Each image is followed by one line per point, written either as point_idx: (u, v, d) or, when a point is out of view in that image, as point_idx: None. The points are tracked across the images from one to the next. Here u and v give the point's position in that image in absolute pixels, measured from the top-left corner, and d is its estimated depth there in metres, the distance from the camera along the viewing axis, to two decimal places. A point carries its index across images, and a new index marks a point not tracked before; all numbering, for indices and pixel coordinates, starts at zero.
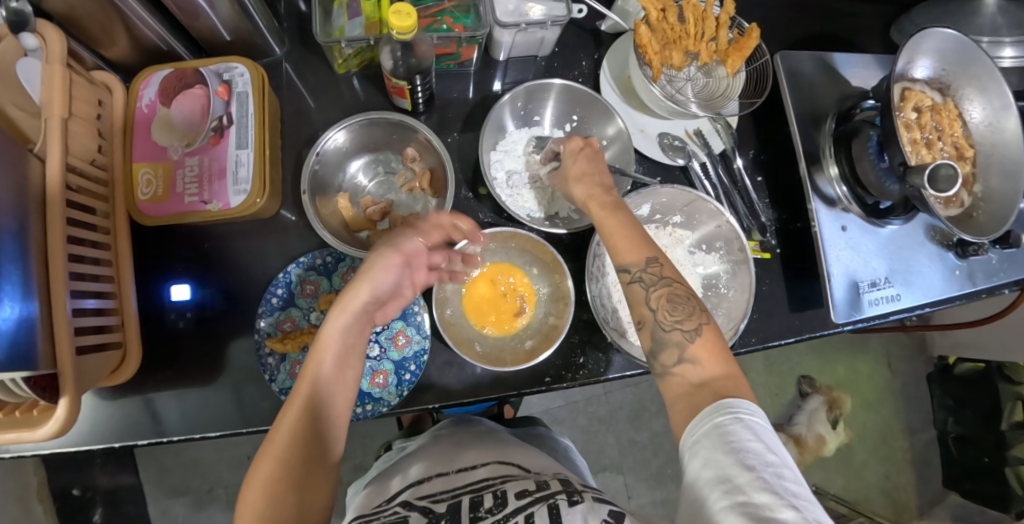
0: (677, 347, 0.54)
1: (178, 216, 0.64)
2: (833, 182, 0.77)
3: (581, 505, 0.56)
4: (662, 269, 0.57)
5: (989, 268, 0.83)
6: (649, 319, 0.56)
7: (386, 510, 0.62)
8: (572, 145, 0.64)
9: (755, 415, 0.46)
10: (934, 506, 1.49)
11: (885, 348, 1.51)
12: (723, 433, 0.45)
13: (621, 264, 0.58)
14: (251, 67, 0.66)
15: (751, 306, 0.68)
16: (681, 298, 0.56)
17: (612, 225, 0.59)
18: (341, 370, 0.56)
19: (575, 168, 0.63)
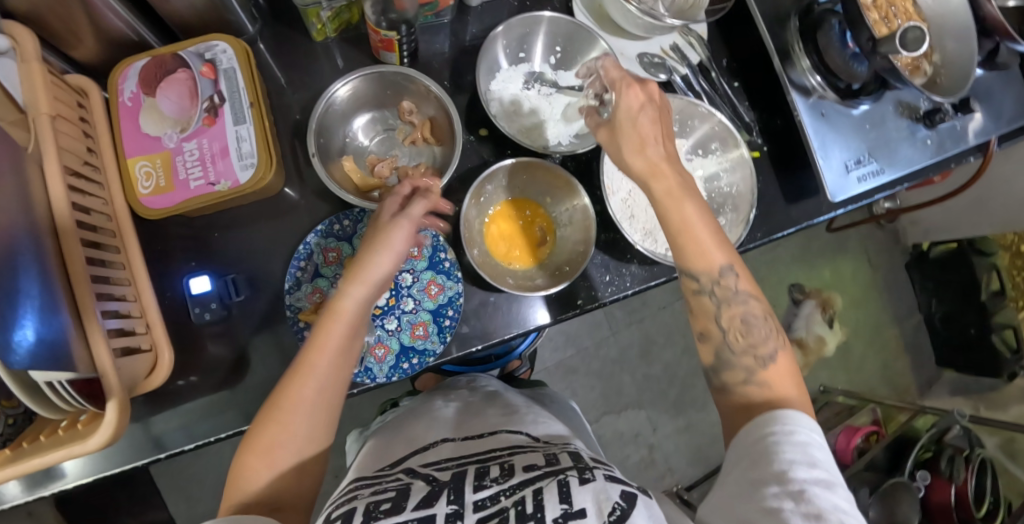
0: (746, 370, 0.56)
1: (185, 204, 0.63)
2: (807, 72, 0.80)
3: (592, 483, 0.51)
4: (738, 280, 0.57)
5: (955, 134, 0.91)
6: (718, 338, 0.58)
7: (389, 475, 0.61)
8: (631, 99, 0.56)
9: (813, 434, 0.48)
10: (931, 385, 1.60)
11: (863, 246, 1.61)
12: (772, 441, 0.47)
13: (690, 272, 0.57)
14: (232, 41, 0.64)
15: (755, 199, 0.74)
16: (757, 319, 0.57)
17: (681, 213, 0.56)
18: (344, 344, 0.54)
19: (643, 132, 0.56)
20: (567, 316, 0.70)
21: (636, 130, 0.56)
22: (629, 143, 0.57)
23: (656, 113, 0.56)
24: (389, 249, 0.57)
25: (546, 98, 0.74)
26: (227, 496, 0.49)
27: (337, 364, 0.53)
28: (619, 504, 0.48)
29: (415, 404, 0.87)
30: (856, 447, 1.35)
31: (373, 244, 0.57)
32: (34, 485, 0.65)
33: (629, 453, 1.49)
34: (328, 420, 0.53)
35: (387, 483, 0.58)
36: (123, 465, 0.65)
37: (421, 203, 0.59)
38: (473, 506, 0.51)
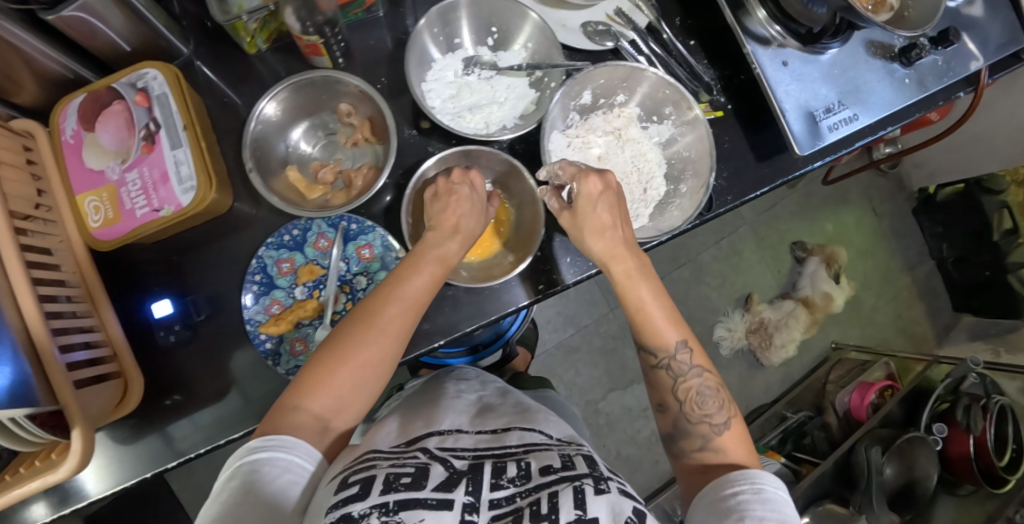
0: (703, 437, 0.62)
1: (135, 233, 0.64)
2: (765, 23, 0.77)
3: (608, 494, 0.50)
4: (692, 355, 0.64)
5: (937, 70, 0.86)
6: (676, 408, 0.64)
7: (406, 452, 0.57)
8: (590, 189, 0.63)
9: (777, 487, 0.55)
10: (948, 331, 1.55)
11: (865, 195, 1.55)
12: (739, 500, 0.53)
13: (650, 348, 0.64)
14: (161, 66, 0.64)
15: (714, 161, 0.70)
16: (710, 391, 0.63)
17: (636, 300, 0.64)
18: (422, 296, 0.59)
19: (596, 220, 0.63)
20: (528, 304, 0.71)
21: (596, 219, 0.63)
22: (590, 229, 0.63)
23: (610, 201, 0.63)
24: (479, 221, 0.64)
25: (487, 82, 0.72)
26: (319, 391, 0.54)
27: (413, 309, 0.58)
28: (632, 519, 0.48)
29: (426, 390, 0.84)
30: (870, 403, 1.32)
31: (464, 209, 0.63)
32: (60, 506, 0.67)
33: (640, 427, 1.49)
34: (392, 355, 0.57)
35: (404, 458, 0.54)
36: (142, 474, 0.68)
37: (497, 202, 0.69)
38: (489, 503, 0.50)
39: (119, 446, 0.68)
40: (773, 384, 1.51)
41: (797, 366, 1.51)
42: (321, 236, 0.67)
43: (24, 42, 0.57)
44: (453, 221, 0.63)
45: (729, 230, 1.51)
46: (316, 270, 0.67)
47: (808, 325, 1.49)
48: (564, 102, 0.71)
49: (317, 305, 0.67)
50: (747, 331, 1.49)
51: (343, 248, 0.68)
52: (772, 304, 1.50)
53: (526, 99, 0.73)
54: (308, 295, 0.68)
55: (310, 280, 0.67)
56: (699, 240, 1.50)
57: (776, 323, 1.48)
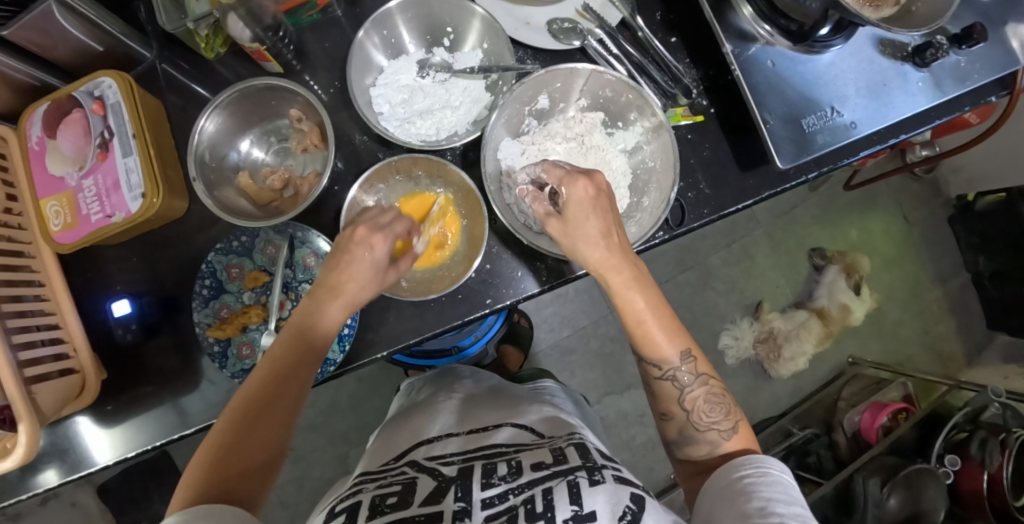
0: (710, 444, 0.59)
1: (91, 238, 0.66)
2: (750, 20, 0.70)
3: (603, 485, 0.51)
4: (695, 364, 0.60)
5: (958, 73, 0.76)
6: (682, 417, 0.60)
7: (394, 468, 0.59)
8: (581, 193, 0.56)
9: (784, 472, 0.52)
10: (982, 351, 1.43)
11: (896, 198, 1.44)
12: (748, 483, 0.51)
13: (655, 360, 0.60)
14: (115, 75, 0.64)
15: (677, 173, 0.65)
16: (717, 398, 0.60)
17: (636, 315, 0.59)
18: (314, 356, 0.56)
19: (592, 229, 0.56)
20: (477, 317, 0.68)
21: (589, 227, 0.56)
22: (582, 238, 0.56)
23: (599, 207, 0.57)
24: (370, 290, 0.57)
25: (441, 85, 0.70)
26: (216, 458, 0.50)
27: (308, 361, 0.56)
28: (630, 508, 0.48)
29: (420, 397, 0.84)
30: (880, 426, 1.22)
31: (359, 270, 0.55)
32: (71, 471, 0.72)
33: (635, 433, 1.40)
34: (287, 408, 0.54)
35: (390, 476, 0.57)
36: (148, 444, 0.71)
37: (409, 261, 0.60)
38: (481, 502, 0.50)
39: (95, 431, 0.72)
40: (782, 396, 1.40)
41: (808, 379, 1.40)
42: (269, 243, 0.68)
43: None
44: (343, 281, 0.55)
45: (742, 233, 1.41)
46: (262, 277, 0.68)
47: (821, 338, 1.38)
48: (516, 106, 0.68)
49: (261, 311, 0.67)
50: (755, 341, 1.38)
51: (290, 255, 0.68)
52: (784, 313, 1.39)
53: (480, 104, 0.70)
54: (256, 300, 0.68)
55: (256, 286, 0.68)
56: (707, 242, 1.40)
57: (786, 334, 1.36)
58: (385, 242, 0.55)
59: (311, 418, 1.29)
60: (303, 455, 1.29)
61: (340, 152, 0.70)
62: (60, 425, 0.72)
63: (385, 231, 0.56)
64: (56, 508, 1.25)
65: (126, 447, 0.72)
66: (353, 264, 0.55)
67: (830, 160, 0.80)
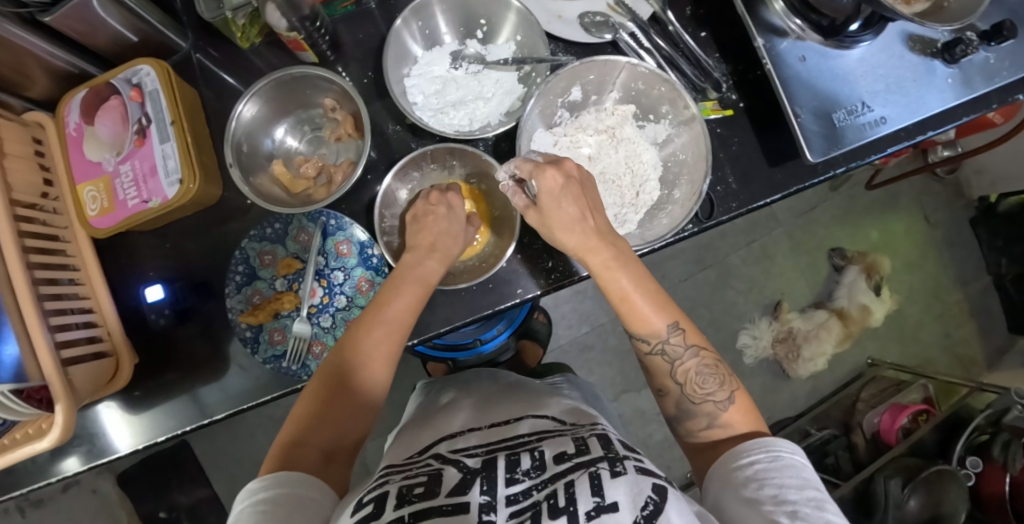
0: (708, 416, 0.59)
1: (127, 223, 0.67)
2: (782, 15, 0.71)
3: (625, 476, 0.50)
4: (685, 335, 0.60)
5: (987, 70, 0.76)
6: (675, 391, 0.60)
7: (419, 461, 0.59)
8: (550, 183, 0.58)
9: (795, 452, 0.52)
10: (1003, 355, 1.42)
11: (917, 199, 1.43)
12: (758, 470, 0.50)
13: (640, 337, 0.60)
14: (154, 63, 0.65)
15: (708, 167, 0.65)
16: (709, 369, 0.59)
17: (619, 292, 0.60)
18: (401, 320, 0.59)
19: (563, 216, 0.58)
20: (507, 307, 0.68)
21: (564, 214, 0.58)
22: (559, 225, 0.59)
23: (573, 192, 0.58)
24: (458, 241, 0.65)
25: (474, 76, 0.70)
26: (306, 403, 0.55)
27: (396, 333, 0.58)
28: (652, 498, 0.47)
29: (439, 400, 0.84)
30: (901, 427, 1.22)
31: (444, 225, 0.64)
32: (92, 457, 0.73)
33: (652, 431, 1.39)
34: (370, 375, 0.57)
35: (416, 469, 0.57)
36: (178, 428, 0.72)
37: (479, 219, 0.69)
38: (506, 499, 0.50)
39: (124, 415, 0.73)
40: (800, 396, 1.39)
41: (826, 380, 1.39)
42: (302, 230, 0.68)
43: (26, 41, 0.60)
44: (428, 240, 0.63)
45: (762, 232, 1.41)
46: (295, 264, 0.68)
47: (841, 339, 1.37)
48: (549, 98, 0.68)
49: (294, 298, 0.68)
50: (774, 341, 1.38)
51: (322, 243, 0.68)
52: (804, 313, 1.38)
53: (513, 95, 0.70)
54: (288, 287, 0.69)
55: (289, 273, 0.69)
56: (727, 241, 1.40)
57: (806, 334, 1.36)
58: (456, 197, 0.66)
59: None
60: None
61: (373, 142, 0.70)
62: (92, 408, 0.73)
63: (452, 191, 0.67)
64: (78, 495, 1.26)
65: (156, 431, 0.72)
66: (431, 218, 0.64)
67: (857, 156, 0.80)
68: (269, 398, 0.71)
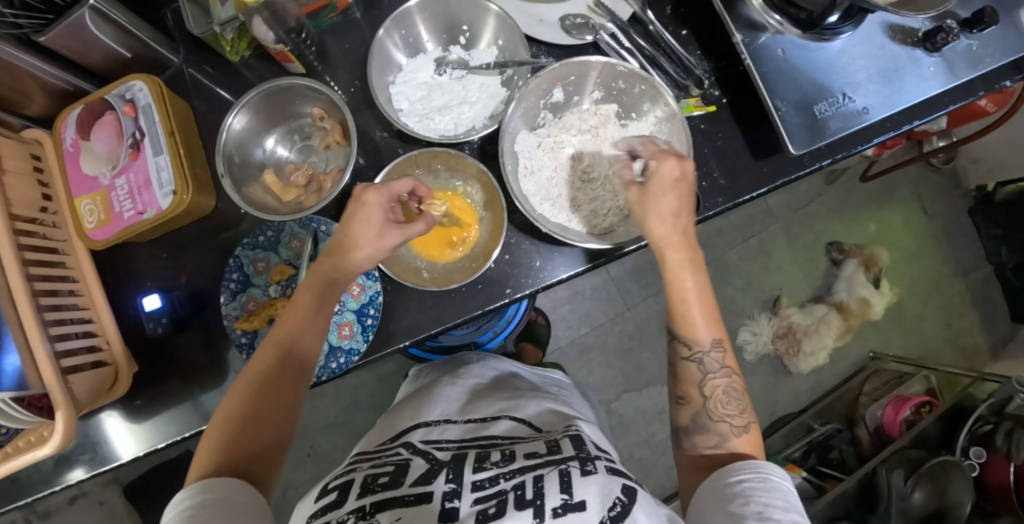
0: (719, 436, 0.58)
1: (122, 234, 0.68)
2: (760, 10, 0.71)
3: (595, 476, 0.51)
4: (724, 355, 0.60)
5: (971, 57, 0.76)
6: (698, 403, 0.60)
7: (389, 449, 0.61)
8: (669, 172, 0.60)
9: (783, 477, 0.52)
10: (1007, 344, 1.41)
11: (913, 190, 1.43)
12: (745, 487, 0.50)
13: (688, 337, 0.60)
14: (146, 79, 0.67)
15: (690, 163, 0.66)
16: (736, 393, 0.59)
17: (681, 291, 0.60)
18: (318, 322, 0.59)
19: (665, 204, 0.60)
20: (497, 307, 0.69)
21: (663, 203, 0.60)
22: (654, 211, 0.60)
23: (679, 190, 0.61)
24: (365, 247, 0.58)
25: (459, 81, 0.72)
26: (224, 418, 0.53)
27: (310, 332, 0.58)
28: (620, 499, 0.48)
29: (423, 384, 0.85)
30: (904, 419, 1.21)
31: (359, 227, 0.58)
32: (94, 465, 0.74)
33: (654, 431, 1.37)
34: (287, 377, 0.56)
35: (385, 456, 0.59)
36: (177, 434, 0.73)
37: (422, 224, 0.60)
38: (472, 485, 0.51)
39: (127, 423, 0.74)
40: (803, 391, 1.38)
41: (829, 374, 1.38)
42: (294, 236, 0.69)
43: (21, 61, 0.62)
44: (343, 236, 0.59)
45: (759, 228, 1.41)
46: (288, 270, 0.69)
47: (842, 332, 1.36)
48: (531, 100, 0.69)
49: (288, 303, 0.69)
50: (774, 337, 1.37)
51: (314, 248, 0.69)
52: (803, 308, 1.38)
53: (497, 99, 0.71)
54: (281, 293, 0.70)
55: (283, 279, 0.69)
56: (724, 238, 1.40)
57: (806, 329, 1.35)
58: (423, 226, 0.60)
59: (332, 417, 1.31)
60: (325, 452, 1.30)
61: (361, 148, 0.71)
62: (94, 417, 0.74)
63: (385, 190, 0.59)
64: (85, 507, 1.28)
65: (155, 438, 0.74)
66: (348, 221, 0.59)
67: (842, 147, 0.80)
68: None
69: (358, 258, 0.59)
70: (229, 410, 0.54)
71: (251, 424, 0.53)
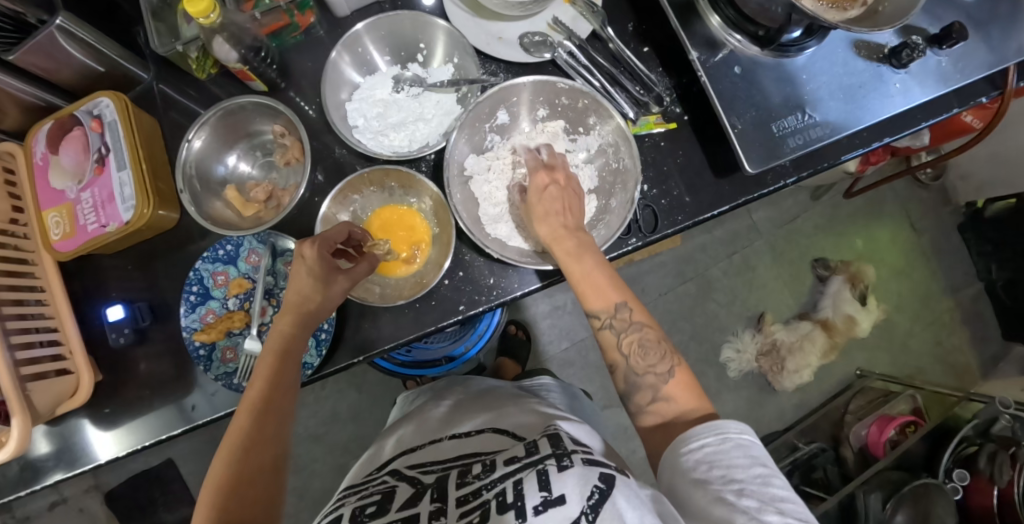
0: (651, 388, 0.57)
1: (87, 247, 0.70)
2: (720, 29, 0.72)
3: (572, 469, 0.51)
4: (632, 313, 0.60)
5: (940, 73, 0.75)
6: (622, 364, 0.59)
7: (376, 479, 0.62)
8: (538, 181, 0.66)
9: (743, 430, 0.50)
10: (998, 364, 1.38)
11: (902, 206, 1.41)
12: (707, 453, 0.49)
13: (591, 311, 0.61)
14: (111, 95, 0.69)
15: (639, 176, 0.67)
16: (651, 343, 0.58)
17: (580, 269, 0.61)
18: (291, 381, 0.58)
19: (541, 206, 0.64)
20: (450, 324, 0.69)
21: (548, 207, 0.64)
22: (539, 214, 0.64)
23: (560, 191, 0.65)
24: (316, 296, 0.60)
25: (415, 98, 0.73)
26: (210, 486, 0.50)
27: (281, 376, 0.57)
28: (598, 487, 0.48)
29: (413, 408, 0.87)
30: (888, 439, 1.18)
31: (300, 283, 0.60)
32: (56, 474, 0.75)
33: (635, 447, 1.35)
34: (268, 424, 0.54)
35: (372, 486, 0.60)
36: (140, 442, 0.74)
37: (366, 266, 0.64)
38: (457, 501, 0.53)
39: (93, 431, 0.75)
40: (788, 409, 1.36)
41: (814, 392, 1.36)
42: (252, 251, 0.71)
43: None
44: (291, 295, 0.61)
45: (743, 243, 1.40)
46: (246, 284, 0.71)
47: (826, 350, 1.34)
48: (472, 127, 0.71)
49: (244, 316, 0.70)
50: (758, 354, 1.36)
51: (272, 263, 0.71)
52: (788, 324, 1.36)
53: (452, 116, 0.73)
54: (239, 306, 0.71)
55: (240, 292, 0.71)
56: (708, 253, 1.39)
57: (790, 346, 1.33)
58: (367, 266, 0.64)
59: (312, 428, 1.31)
60: (304, 464, 1.31)
61: (321, 164, 0.73)
62: (59, 426, 0.75)
63: (316, 241, 0.60)
64: (65, 513, 1.29)
65: (117, 446, 0.74)
66: (293, 277, 0.61)
67: (808, 164, 0.79)
68: (226, 412, 0.73)
69: (312, 308, 0.61)
70: (212, 486, 0.50)
71: (241, 491, 0.50)
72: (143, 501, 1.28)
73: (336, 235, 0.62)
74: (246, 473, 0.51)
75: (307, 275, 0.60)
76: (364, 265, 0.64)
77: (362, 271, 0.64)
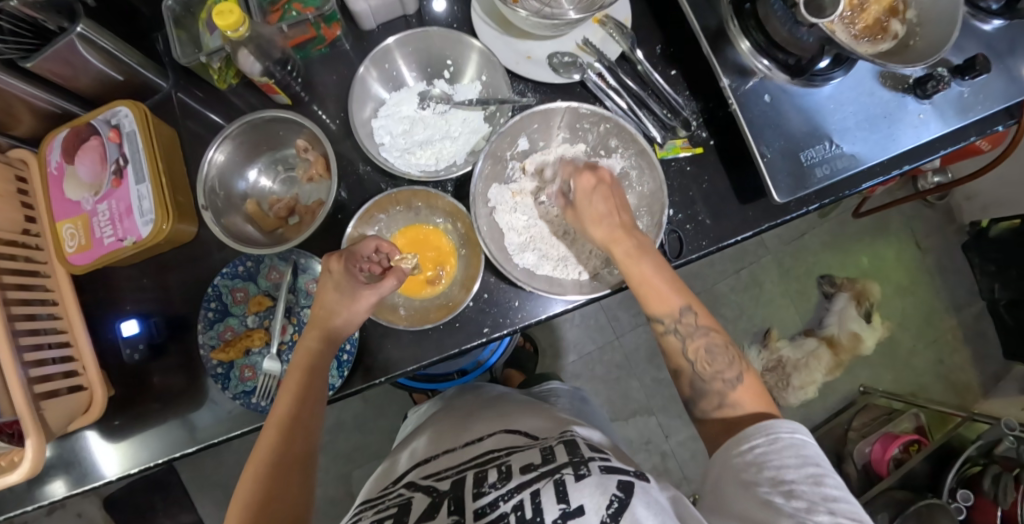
0: (718, 394, 0.57)
1: (103, 260, 0.68)
2: (749, 54, 0.71)
3: (590, 478, 0.51)
4: (697, 317, 0.60)
5: (961, 103, 0.75)
6: (687, 370, 0.59)
7: (392, 492, 0.61)
8: (584, 182, 0.63)
9: (794, 429, 0.50)
10: (997, 382, 1.40)
11: (908, 225, 1.42)
12: (757, 451, 0.49)
13: (653, 316, 0.61)
14: (131, 105, 0.67)
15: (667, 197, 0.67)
16: (719, 348, 0.58)
17: (639, 273, 0.60)
18: (319, 396, 0.58)
19: (591, 210, 0.63)
20: (473, 347, 0.69)
21: (595, 208, 0.63)
22: (588, 218, 0.63)
23: (606, 194, 0.63)
24: (341, 313, 0.60)
25: (441, 116, 0.73)
26: (238, 502, 0.50)
27: (308, 392, 0.57)
28: (618, 495, 0.48)
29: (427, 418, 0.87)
30: (892, 458, 1.20)
31: (326, 297, 0.61)
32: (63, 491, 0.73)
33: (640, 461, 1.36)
34: (296, 440, 0.54)
35: (388, 500, 0.59)
36: (151, 460, 0.73)
37: (393, 280, 0.62)
38: (474, 514, 0.51)
39: (103, 446, 0.73)
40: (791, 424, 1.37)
41: (818, 408, 1.37)
42: (273, 268, 0.70)
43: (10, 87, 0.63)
44: (318, 310, 0.61)
45: (751, 259, 1.40)
46: (266, 302, 0.70)
47: (831, 367, 1.36)
48: (497, 153, 0.70)
49: (264, 335, 0.69)
50: (763, 370, 1.36)
51: (293, 281, 0.70)
52: (793, 341, 1.37)
53: (479, 134, 0.72)
54: (259, 324, 0.70)
55: (260, 310, 0.70)
56: (715, 269, 1.40)
57: (795, 363, 1.34)
58: (395, 280, 0.62)
59: None
60: None
61: (345, 181, 0.71)
62: (68, 440, 0.73)
63: (343, 254, 0.61)
64: (63, 518, 1.27)
65: (129, 463, 0.73)
66: (321, 291, 0.61)
67: (830, 192, 0.79)
68: (241, 432, 0.71)
69: (336, 323, 0.60)
70: (241, 500, 0.50)
71: (270, 506, 0.50)
72: (141, 509, 1.26)
73: (364, 248, 0.62)
74: (274, 488, 0.51)
75: (333, 289, 0.60)
76: (392, 279, 0.62)
77: (390, 286, 0.61)
